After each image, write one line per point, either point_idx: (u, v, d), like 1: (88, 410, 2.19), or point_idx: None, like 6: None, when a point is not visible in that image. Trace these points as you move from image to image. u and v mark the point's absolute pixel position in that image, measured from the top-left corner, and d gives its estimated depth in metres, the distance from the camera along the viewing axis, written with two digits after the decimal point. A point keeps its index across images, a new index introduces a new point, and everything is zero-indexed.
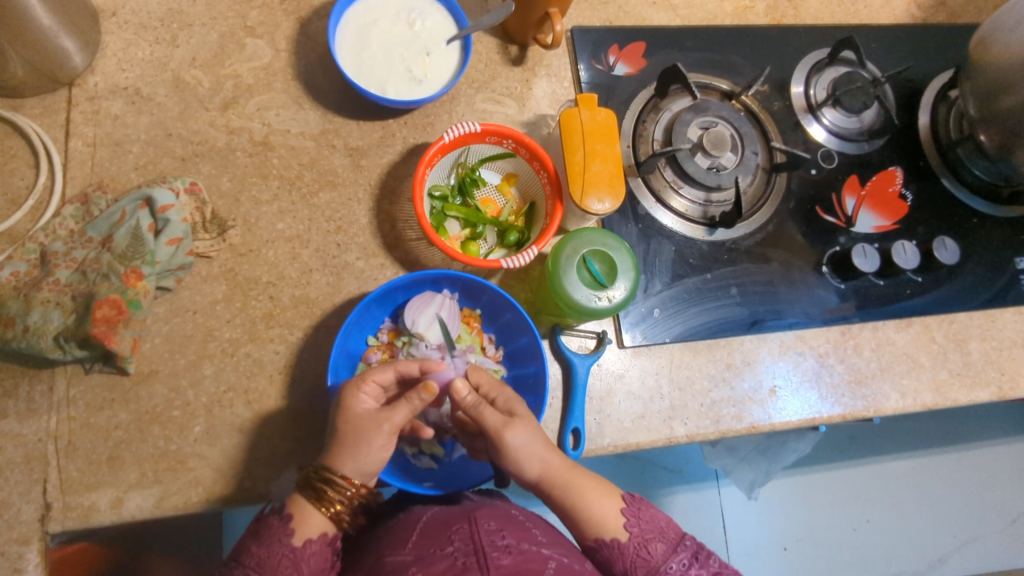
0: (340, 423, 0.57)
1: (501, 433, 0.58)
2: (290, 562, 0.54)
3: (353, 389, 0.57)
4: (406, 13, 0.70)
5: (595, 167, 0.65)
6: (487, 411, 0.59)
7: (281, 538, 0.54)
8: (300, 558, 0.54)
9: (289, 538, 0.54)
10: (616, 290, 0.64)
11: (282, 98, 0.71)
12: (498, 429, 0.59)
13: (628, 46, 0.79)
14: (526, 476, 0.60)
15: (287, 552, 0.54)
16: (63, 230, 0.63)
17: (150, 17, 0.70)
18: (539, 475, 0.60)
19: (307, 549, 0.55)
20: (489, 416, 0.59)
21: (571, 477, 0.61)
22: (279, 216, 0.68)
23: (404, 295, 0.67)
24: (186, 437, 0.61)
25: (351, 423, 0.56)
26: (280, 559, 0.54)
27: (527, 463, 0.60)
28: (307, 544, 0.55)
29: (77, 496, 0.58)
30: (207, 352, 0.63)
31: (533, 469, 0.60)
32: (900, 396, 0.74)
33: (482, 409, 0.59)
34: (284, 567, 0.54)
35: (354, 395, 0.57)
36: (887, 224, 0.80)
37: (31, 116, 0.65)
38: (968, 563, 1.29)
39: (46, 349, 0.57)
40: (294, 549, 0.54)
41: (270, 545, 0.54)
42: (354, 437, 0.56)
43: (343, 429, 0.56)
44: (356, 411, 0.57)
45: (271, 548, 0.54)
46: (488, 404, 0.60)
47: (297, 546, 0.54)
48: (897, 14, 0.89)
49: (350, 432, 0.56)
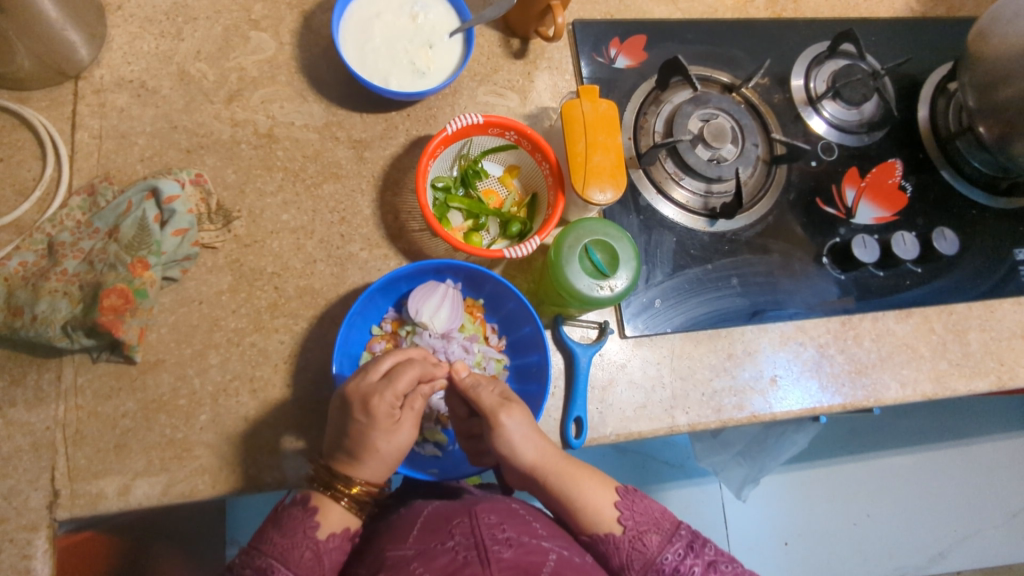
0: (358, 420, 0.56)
1: (496, 415, 0.60)
2: (313, 553, 0.54)
3: (382, 401, 0.56)
4: (409, 6, 0.71)
5: (597, 157, 0.65)
6: (484, 393, 0.61)
7: (304, 530, 0.55)
8: (323, 551, 0.55)
9: (313, 531, 0.55)
10: (619, 279, 0.64)
11: (286, 92, 0.71)
12: (495, 408, 0.60)
13: (629, 39, 0.80)
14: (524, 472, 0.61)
15: (310, 544, 0.54)
16: (70, 221, 0.63)
17: (155, 11, 0.71)
18: (534, 462, 0.61)
19: (330, 542, 0.55)
20: (485, 397, 0.61)
21: (565, 469, 0.62)
22: (284, 208, 0.68)
23: (408, 286, 0.68)
24: (192, 425, 0.61)
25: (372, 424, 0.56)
26: (303, 551, 0.54)
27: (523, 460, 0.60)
28: (329, 538, 0.55)
29: (84, 483, 0.58)
30: (213, 341, 0.64)
31: (535, 458, 0.61)
32: (899, 386, 0.75)
33: (479, 390, 0.61)
34: (307, 560, 0.54)
35: (382, 404, 0.56)
36: (886, 215, 0.80)
37: (38, 108, 0.66)
38: (968, 557, 1.30)
39: (54, 338, 0.58)
40: (317, 541, 0.55)
41: (293, 536, 0.54)
42: (373, 433, 0.57)
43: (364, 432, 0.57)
44: (387, 422, 0.57)
45: (295, 540, 0.54)
46: (485, 386, 0.62)
47: (320, 539, 0.55)
48: (896, 8, 0.90)
49: (369, 428, 0.56)
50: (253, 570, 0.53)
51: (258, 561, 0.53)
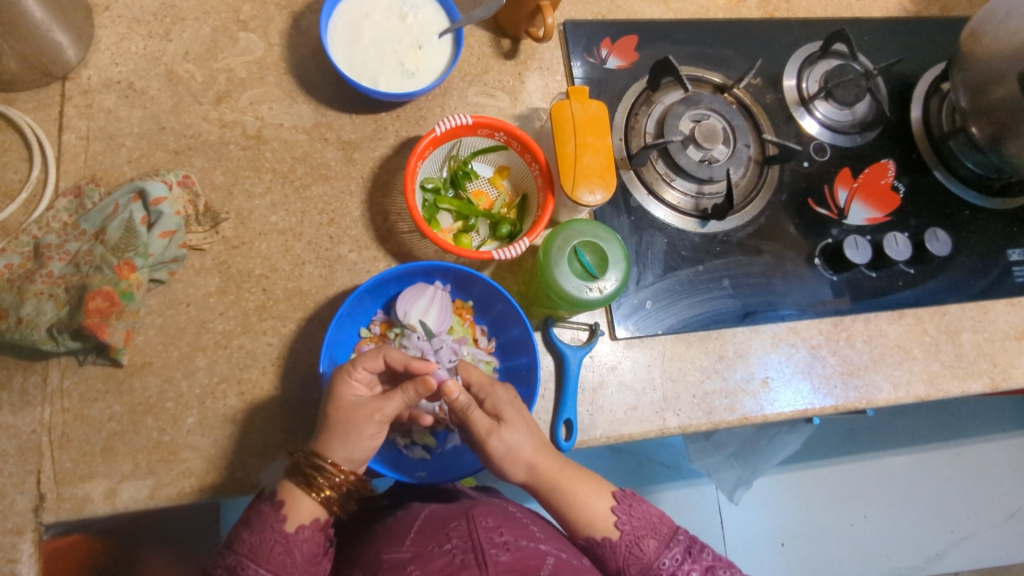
0: (332, 410, 0.57)
1: (485, 441, 0.59)
2: (282, 548, 0.54)
3: (346, 380, 0.58)
4: (398, 6, 0.70)
5: (586, 159, 0.65)
6: (475, 415, 0.59)
7: (273, 524, 0.54)
8: (292, 544, 0.54)
9: (280, 524, 0.54)
10: (608, 281, 0.64)
11: (275, 92, 0.71)
12: (482, 435, 0.59)
13: (620, 39, 0.80)
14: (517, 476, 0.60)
15: (279, 538, 0.54)
16: (56, 223, 0.63)
17: (143, 11, 0.71)
18: (525, 480, 0.61)
19: (299, 535, 0.55)
20: (476, 420, 0.59)
21: (559, 480, 0.61)
22: (272, 209, 0.68)
23: (397, 288, 0.68)
24: (180, 428, 0.61)
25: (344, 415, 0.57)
26: (273, 545, 0.54)
27: (517, 464, 0.60)
28: (298, 530, 0.55)
29: (70, 487, 0.58)
30: (200, 344, 0.63)
31: (522, 468, 0.60)
32: (892, 387, 0.74)
33: (470, 412, 0.59)
34: (277, 553, 0.53)
35: (346, 382, 0.58)
36: (878, 216, 0.80)
37: (25, 110, 0.66)
38: (964, 559, 1.30)
39: (39, 341, 0.58)
40: (286, 535, 0.54)
41: (261, 532, 0.54)
42: (345, 427, 0.56)
43: (342, 428, 0.56)
44: (349, 401, 0.57)
45: (263, 535, 0.54)
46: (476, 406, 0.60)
47: (289, 532, 0.54)
48: (889, 7, 0.89)
49: (340, 420, 0.56)
50: (224, 569, 0.53)
51: (229, 560, 0.53)
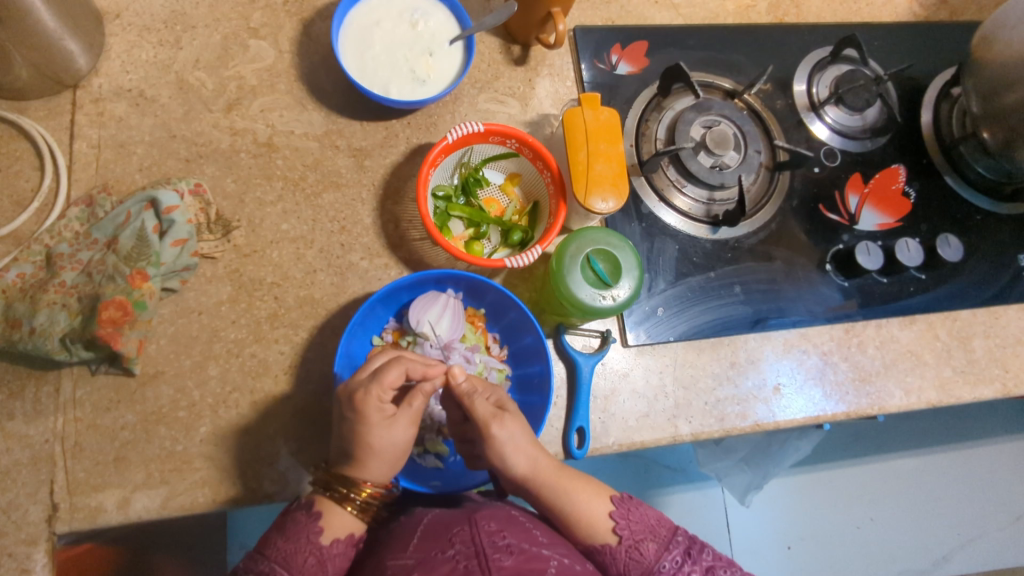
0: (361, 429, 0.55)
1: (488, 425, 0.58)
2: (316, 560, 0.54)
3: (371, 398, 0.55)
4: (409, 13, 0.70)
5: (599, 166, 0.65)
6: (479, 401, 0.59)
7: (309, 535, 0.54)
8: (326, 557, 0.54)
9: (316, 536, 0.54)
10: (620, 288, 0.64)
11: (285, 100, 0.71)
12: (486, 420, 0.58)
13: (631, 45, 0.80)
14: (524, 467, 0.59)
15: (313, 549, 0.54)
16: (68, 232, 0.63)
17: (153, 19, 0.70)
18: (525, 473, 0.59)
19: (334, 547, 0.55)
20: (480, 406, 0.59)
21: (558, 481, 0.60)
22: (284, 217, 0.68)
23: (408, 295, 0.68)
24: (192, 437, 0.61)
25: (375, 432, 0.55)
26: (307, 556, 0.54)
27: (522, 453, 0.59)
28: (333, 543, 0.55)
29: (84, 496, 0.58)
30: (213, 352, 0.63)
31: (525, 463, 0.59)
32: (904, 394, 0.74)
33: (474, 398, 0.59)
34: (309, 566, 0.53)
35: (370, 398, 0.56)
36: (890, 222, 0.80)
37: (36, 118, 0.66)
38: (970, 562, 1.29)
39: (52, 350, 0.58)
40: (321, 547, 0.54)
41: (296, 540, 0.54)
42: (379, 434, 0.56)
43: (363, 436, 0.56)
44: (379, 420, 0.56)
45: (298, 545, 0.54)
46: (480, 393, 0.60)
47: (323, 544, 0.54)
48: (898, 12, 0.89)
49: (374, 429, 0.55)
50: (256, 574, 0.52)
51: (262, 564, 0.52)
